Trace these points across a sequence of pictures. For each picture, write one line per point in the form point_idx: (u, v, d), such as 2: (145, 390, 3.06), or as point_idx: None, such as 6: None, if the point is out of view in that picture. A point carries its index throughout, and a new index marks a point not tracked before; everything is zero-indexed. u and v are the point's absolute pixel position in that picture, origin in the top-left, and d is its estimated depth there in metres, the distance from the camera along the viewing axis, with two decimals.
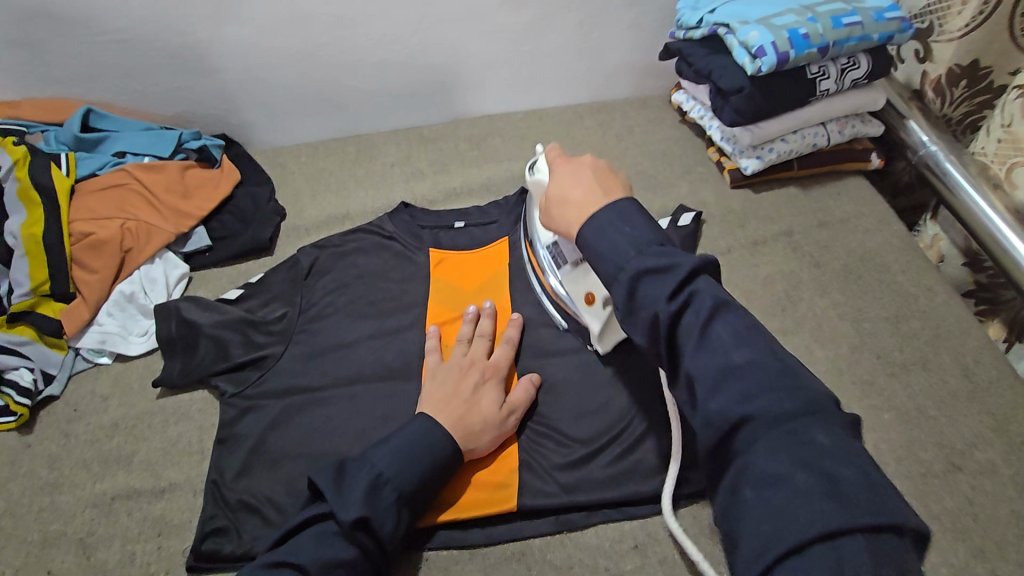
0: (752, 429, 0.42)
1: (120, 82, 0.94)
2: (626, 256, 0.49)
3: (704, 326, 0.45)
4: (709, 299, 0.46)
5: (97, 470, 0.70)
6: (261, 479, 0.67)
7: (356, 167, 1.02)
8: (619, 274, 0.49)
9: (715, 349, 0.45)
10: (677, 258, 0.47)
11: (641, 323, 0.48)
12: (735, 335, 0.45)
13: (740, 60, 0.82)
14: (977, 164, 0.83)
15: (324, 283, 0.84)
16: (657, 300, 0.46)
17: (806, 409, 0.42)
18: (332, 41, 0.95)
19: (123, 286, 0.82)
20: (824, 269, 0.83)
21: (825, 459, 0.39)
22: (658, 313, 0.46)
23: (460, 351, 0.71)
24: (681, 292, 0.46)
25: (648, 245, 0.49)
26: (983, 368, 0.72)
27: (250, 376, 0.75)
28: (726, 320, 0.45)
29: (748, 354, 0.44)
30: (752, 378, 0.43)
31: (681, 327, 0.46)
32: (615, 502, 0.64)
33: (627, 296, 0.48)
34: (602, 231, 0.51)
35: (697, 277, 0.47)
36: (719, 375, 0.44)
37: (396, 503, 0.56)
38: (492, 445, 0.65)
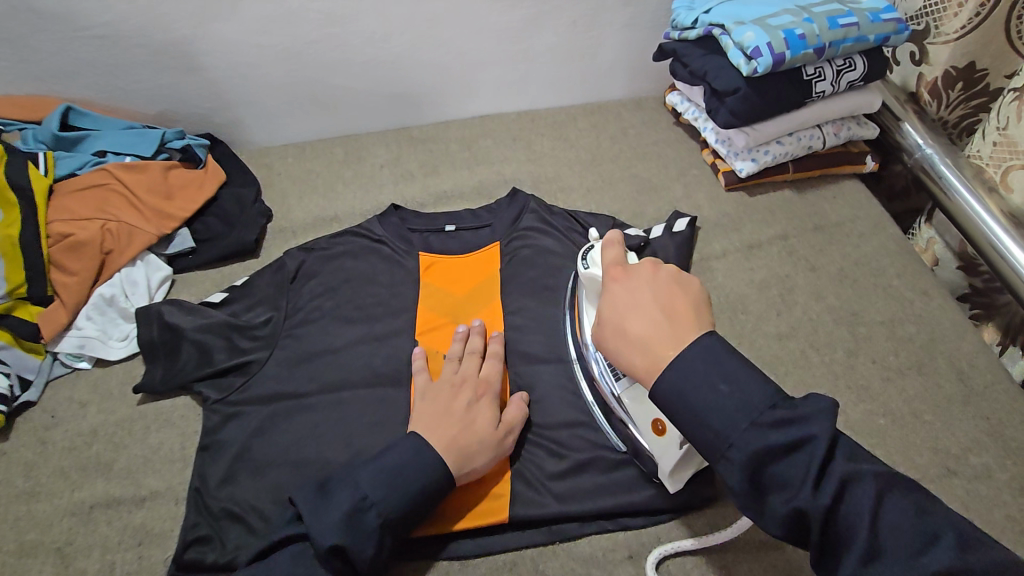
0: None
1: (103, 79, 0.92)
2: (736, 425, 0.44)
3: (870, 522, 0.41)
4: (867, 483, 0.42)
5: (75, 478, 0.68)
6: (244, 488, 0.65)
7: (345, 168, 1.00)
8: (725, 444, 0.45)
9: (898, 553, 0.40)
10: (805, 429, 0.43)
11: (772, 511, 0.44)
12: (911, 529, 0.41)
13: (735, 61, 0.81)
14: (972, 167, 0.82)
15: (311, 287, 0.82)
16: (798, 487, 0.42)
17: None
18: (321, 39, 0.93)
19: (103, 289, 0.79)
20: (819, 273, 0.82)
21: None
22: (803, 507, 0.42)
23: (451, 368, 0.68)
24: (826, 479, 0.42)
25: (761, 410, 0.44)
26: (978, 372, 0.71)
27: (234, 382, 0.73)
28: (891, 506, 0.42)
29: (947, 552, 0.39)
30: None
31: (834, 518, 0.42)
32: (609, 512, 0.63)
33: (748, 477, 0.44)
34: (689, 387, 0.47)
35: (836, 451, 0.43)
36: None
37: (380, 528, 0.55)
38: (489, 465, 0.62)
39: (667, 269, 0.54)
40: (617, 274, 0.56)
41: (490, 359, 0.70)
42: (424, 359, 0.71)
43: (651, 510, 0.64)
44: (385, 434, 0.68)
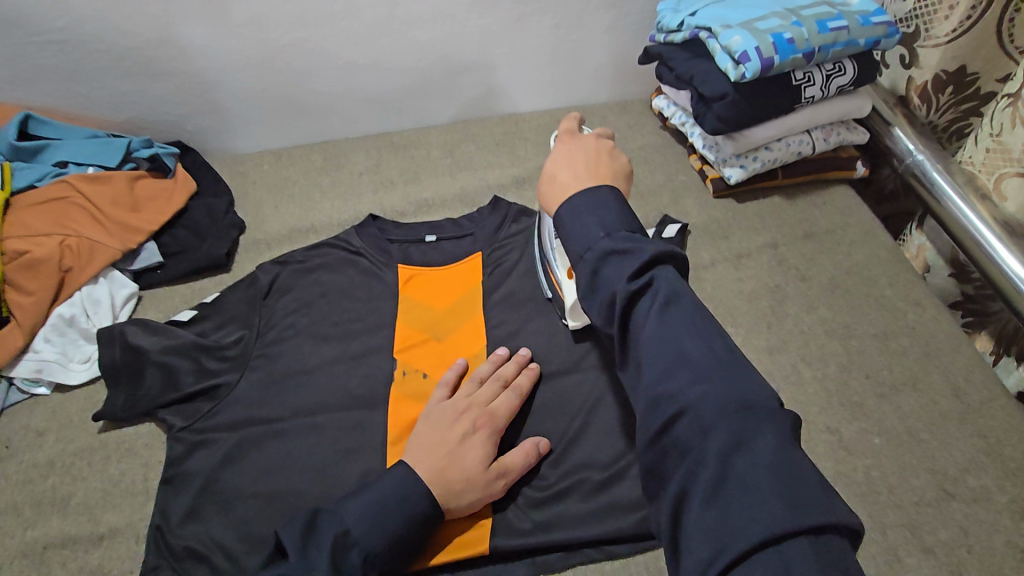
0: (693, 421, 0.39)
1: (63, 86, 0.88)
2: (593, 237, 0.47)
3: (659, 315, 0.43)
4: (668, 287, 0.43)
5: (28, 515, 0.64)
6: (210, 523, 0.62)
7: (322, 175, 0.96)
8: (585, 252, 0.47)
9: (667, 336, 0.42)
10: (643, 243, 0.45)
11: (599, 302, 0.46)
12: (688, 324, 0.42)
13: (723, 66, 0.79)
14: (964, 174, 0.80)
15: (285, 303, 0.78)
16: (618, 281, 0.44)
17: (748, 401, 0.39)
18: (294, 43, 0.89)
19: (63, 309, 0.75)
20: (811, 283, 0.79)
21: (768, 455, 0.37)
22: (616, 292, 0.44)
23: (465, 390, 0.65)
24: (643, 276, 0.44)
25: (616, 228, 0.47)
26: (974, 387, 0.69)
27: (201, 407, 0.70)
28: (681, 307, 0.43)
29: (700, 343, 0.42)
30: (700, 368, 0.40)
31: (634, 312, 0.44)
32: (594, 540, 0.60)
33: (590, 274, 0.46)
34: (578, 206, 0.49)
35: (661, 264, 0.45)
36: (666, 362, 0.41)
37: (363, 566, 0.52)
38: (473, 506, 0.59)
39: (606, 139, 0.57)
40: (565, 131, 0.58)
41: (510, 391, 0.65)
42: (455, 372, 0.68)
43: (640, 537, 0.61)
44: (360, 459, 0.65)
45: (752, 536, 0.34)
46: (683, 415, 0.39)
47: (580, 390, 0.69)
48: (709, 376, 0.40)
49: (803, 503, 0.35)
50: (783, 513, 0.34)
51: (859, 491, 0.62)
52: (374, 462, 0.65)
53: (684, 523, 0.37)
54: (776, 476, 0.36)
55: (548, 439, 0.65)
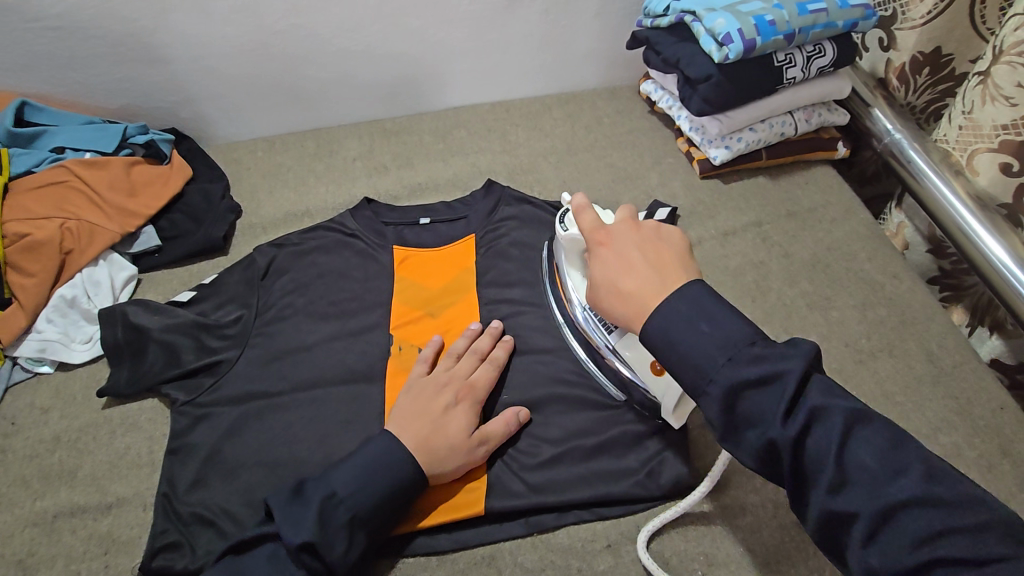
0: (934, 570, 0.39)
1: (59, 73, 0.88)
2: (715, 362, 0.46)
3: (839, 453, 0.42)
4: (836, 416, 0.43)
5: (37, 487, 0.66)
6: (215, 491, 0.64)
7: (316, 161, 0.98)
8: (706, 381, 0.46)
9: (864, 480, 0.42)
10: (774, 363, 0.45)
11: (750, 446, 0.45)
12: (880, 460, 0.42)
13: (707, 48, 0.81)
14: (939, 152, 0.83)
15: (282, 284, 0.80)
16: (769, 420, 0.44)
17: (995, 549, 0.38)
18: (288, 30, 0.90)
19: (64, 290, 0.76)
20: (793, 259, 0.82)
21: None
22: (774, 438, 0.43)
23: (443, 365, 0.68)
24: (795, 412, 0.43)
25: (736, 346, 0.46)
26: (947, 352, 0.72)
27: (203, 382, 0.71)
28: (859, 439, 0.43)
29: (913, 481, 0.41)
30: (923, 515, 0.40)
31: (808, 449, 0.43)
32: (585, 502, 0.63)
33: (725, 409, 0.45)
34: (676, 329, 0.48)
35: (808, 385, 0.44)
36: (878, 510, 0.41)
37: (350, 524, 0.55)
38: (457, 472, 0.61)
39: (644, 225, 0.58)
40: (599, 234, 0.59)
41: (487, 363, 0.69)
42: (432, 349, 0.71)
43: (629, 499, 0.63)
44: (359, 430, 0.67)
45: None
46: (923, 568, 0.39)
47: (572, 363, 0.72)
48: (941, 524, 0.39)
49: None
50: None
51: None
52: (372, 431, 0.67)
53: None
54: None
55: (526, 409, 0.68)
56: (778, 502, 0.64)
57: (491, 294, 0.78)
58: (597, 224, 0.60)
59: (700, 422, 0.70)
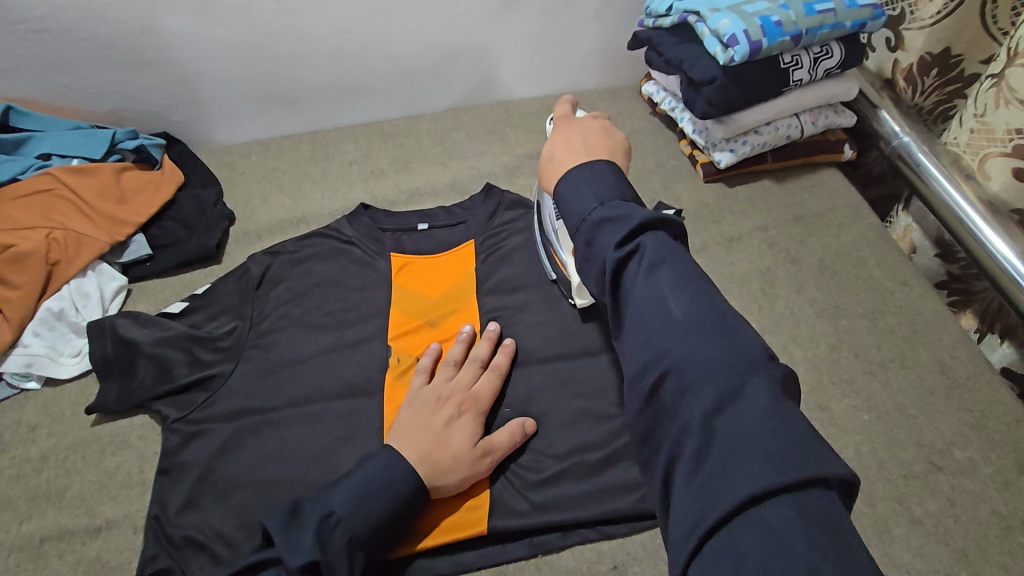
0: (674, 380, 0.38)
1: (45, 77, 0.86)
2: (588, 207, 0.47)
3: (646, 277, 0.42)
4: (653, 248, 0.43)
5: (23, 510, 0.64)
6: (208, 513, 0.62)
7: (311, 165, 0.96)
8: (579, 224, 0.47)
9: (653, 298, 0.41)
10: (637, 209, 0.45)
11: (592, 273, 0.45)
12: (676, 283, 0.41)
13: (712, 49, 0.79)
14: (949, 155, 0.81)
15: (278, 293, 0.78)
16: (606, 249, 0.44)
17: (731, 353, 0.37)
18: (280, 30, 0.88)
19: (51, 303, 0.74)
20: (800, 265, 0.80)
21: (751, 413, 0.35)
22: (606, 261, 0.44)
23: (444, 375, 0.66)
24: (631, 242, 0.43)
25: (610, 198, 0.47)
26: (960, 363, 0.71)
27: (195, 398, 0.69)
28: (670, 267, 0.42)
29: (690, 301, 0.40)
30: (690, 328, 0.39)
31: (623, 277, 0.43)
32: (591, 521, 0.61)
33: (585, 244, 0.46)
34: (571, 178, 0.50)
35: (651, 229, 0.44)
36: (652, 323, 0.40)
37: (348, 547, 0.52)
38: (460, 487, 0.59)
39: (602, 120, 0.59)
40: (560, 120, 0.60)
41: (488, 372, 0.67)
42: (431, 358, 0.69)
43: (637, 517, 0.61)
44: (357, 446, 0.65)
45: (733, 500, 0.32)
46: (665, 376, 0.38)
47: (575, 374, 0.70)
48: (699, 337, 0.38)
49: (784, 459, 0.32)
50: (763, 470, 0.32)
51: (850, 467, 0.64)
52: (370, 448, 0.65)
53: (673, 489, 0.36)
54: (759, 433, 0.34)
55: (532, 420, 0.66)
56: None
57: (491, 303, 0.76)
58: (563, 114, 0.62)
59: None
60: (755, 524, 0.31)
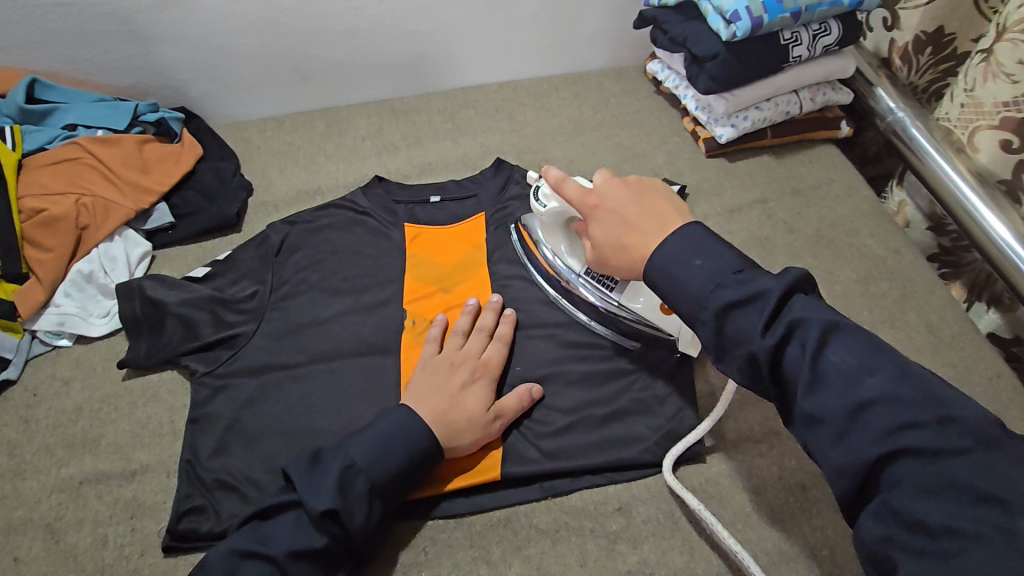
0: (898, 466, 0.41)
1: (69, 50, 0.89)
2: (705, 291, 0.50)
3: (813, 360, 0.45)
4: (814, 327, 0.46)
5: (62, 455, 0.67)
6: (237, 458, 0.65)
7: (325, 140, 0.99)
8: (702, 309, 0.50)
9: (835, 382, 0.44)
10: (761, 285, 0.48)
11: (737, 362, 0.49)
12: (852, 362, 0.44)
13: (715, 26, 0.82)
14: (941, 130, 0.85)
15: (296, 260, 0.81)
16: (752, 337, 0.47)
17: (965, 445, 0.40)
18: (297, 7, 0.91)
19: (81, 265, 0.78)
20: (797, 235, 0.84)
21: (990, 507, 0.37)
22: (755, 351, 0.47)
23: (454, 344, 0.69)
24: (778, 325, 0.47)
25: (724, 274, 0.50)
26: (947, 324, 0.75)
27: (221, 355, 0.73)
28: (836, 343, 0.45)
29: (883, 380, 0.43)
30: (893, 411, 0.42)
31: (783, 358, 0.47)
32: (598, 467, 0.65)
33: (717, 334, 0.49)
34: (669, 267, 0.53)
35: (792, 301, 0.47)
36: (846, 406, 0.43)
37: (369, 491, 0.56)
38: (472, 447, 0.63)
39: (631, 179, 0.62)
40: (589, 204, 0.62)
41: (494, 342, 0.70)
42: (439, 328, 0.71)
43: (640, 465, 0.65)
44: (377, 399, 0.68)
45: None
46: (888, 459, 0.41)
47: (583, 335, 0.74)
48: (907, 417, 0.41)
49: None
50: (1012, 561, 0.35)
51: None
52: (389, 402, 0.68)
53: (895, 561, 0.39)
54: (1000, 523, 0.37)
55: (539, 386, 0.69)
56: (783, 466, 0.66)
57: (502, 267, 0.80)
58: (582, 190, 0.63)
59: (706, 389, 0.72)
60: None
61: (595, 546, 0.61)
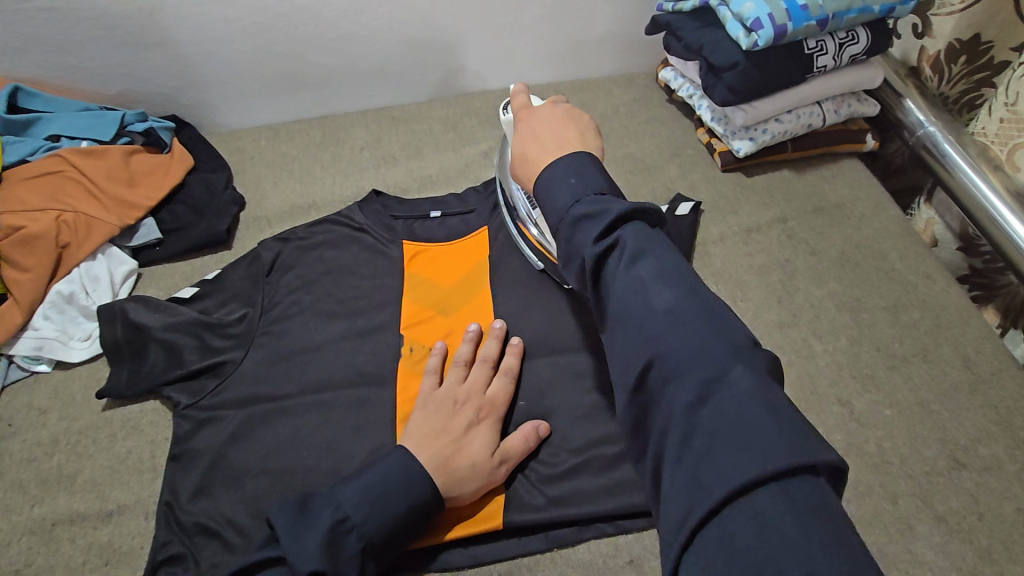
0: (660, 368, 0.37)
1: (53, 57, 0.84)
2: (564, 206, 0.45)
3: (627, 270, 0.41)
4: (635, 242, 0.42)
5: (34, 493, 0.63)
6: (220, 500, 0.61)
7: (322, 151, 0.94)
8: (560, 224, 0.45)
9: (634, 289, 0.40)
10: (611, 204, 0.44)
11: (573, 266, 0.45)
12: (657, 274, 0.40)
13: (734, 34, 0.77)
14: (976, 145, 0.79)
15: (288, 280, 0.76)
16: (585, 245, 0.43)
17: (715, 339, 0.37)
18: (292, 12, 0.86)
19: (61, 286, 0.74)
20: (821, 257, 0.79)
21: (737, 398, 0.35)
22: (584, 257, 0.43)
23: (456, 377, 0.64)
24: (610, 237, 0.42)
25: (586, 192, 0.45)
26: (985, 358, 0.69)
27: (206, 384, 0.69)
28: (654, 258, 0.41)
29: (669, 290, 0.40)
30: (669, 320, 0.38)
31: (604, 271, 0.43)
32: (608, 515, 0.60)
33: (564, 241, 0.45)
34: (547, 180, 0.48)
35: (628, 223, 0.43)
36: (637, 316, 0.40)
37: (361, 552, 0.51)
38: (475, 494, 0.58)
39: (564, 105, 0.57)
40: (521, 114, 0.57)
41: (500, 374, 0.66)
42: (439, 358, 0.67)
43: (653, 512, 0.61)
44: (371, 435, 0.64)
45: (729, 482, 0.31)
46: (651, 367, 0.38)
47: (590, 366, 0.69)
48: (672, 326, 0.38)
49: (772, 445, 0.32)
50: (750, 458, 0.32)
51: (872, 462, 0.62)
52: (384, 438, 0.64)
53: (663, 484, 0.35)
54: (749, 422, 0.33)
55: (546, 423, 0.65)
56: None
57: (505, 290, 0.75)
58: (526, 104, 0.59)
59: None
60: (744, 512, 0.31)
61: None
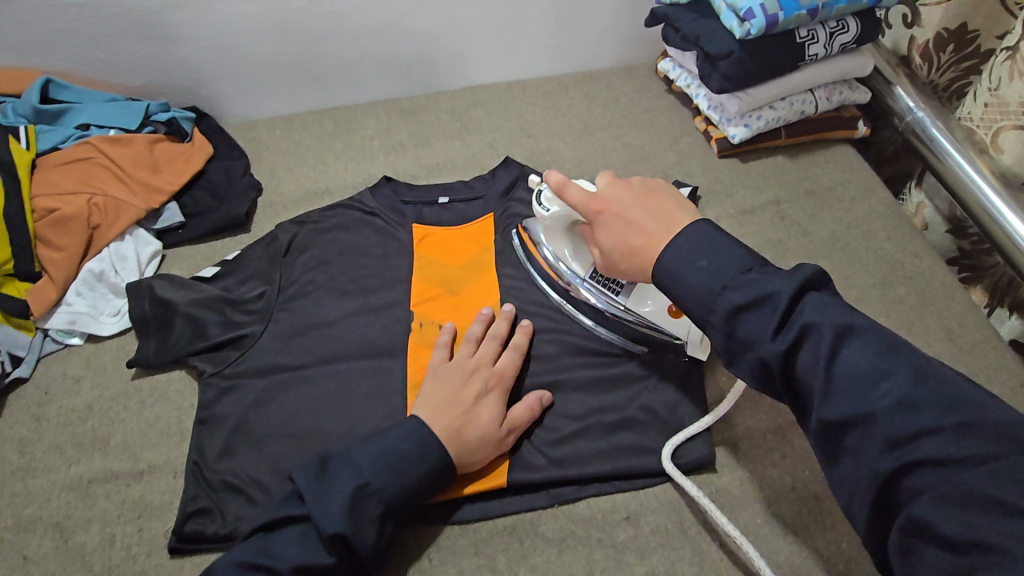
0: (918, 475, 0.40)
1: (83, 50, 0.89)
2: (711, 293, 0.50)
3: (827, 365, 0.44)
4: (827, 331, 0.45)
5: (71, 453, 0.68)
6: (244, 460, 0.65)
7: (334, 139, 0.98)
8: (708, 312, 0.50)
9: (851, 385, 0.43)
10: (770, 286, 0.47)
11: (748, 365, 0.48)
12: (870, 365, 0.43)
13: (728, 24, 0.81)
14: (963, 130, 0.82)
15: (304, 260, 0.81)
16: (760, 340, 0.47)
17: (983, 451, 0.39)
18: (306, 6, 0.91)
19: (92, 264, 0.78)
20: (812, 238, 0.82)
21: (1019, 517, 0.36)
22: (765, 357, 0.47)
23: (467, 353, 0.68)
24: (786, 329, 0.46)
25: (729, 275, 0.50)
26: (966, 331, 0.73)
27: (229, 355, 0.73)
28: (852, 345, 0.44)
29: (900, 385, 0.42)
30: (911, 419, 0.41)
31: (795, 364, 0.46)
32: (606, 475, 0.64)
33: (726, 336, 0.49)
34: (674, 266, 0.52)
35: (803, 301, 0.47)
36: (865, 415, 0.42)
37: (381, 516, 0.55)
38: (484, 462, 0.62)
39: (632, 180, 0.62)
40: (594, 207, 0.62)
41: (508, 351, 0.69)
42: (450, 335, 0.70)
43: (649, 473, 0.65)
44: (384, 403, 0.68)
45: None
46: (905, 469, 0.40)
47: (589, 340, 0.72)
48: (917, 427, 0.41)
49: None
50: None
51: None
52: (395, 406, 0.68)
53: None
54: None
55: (550, 396, 0.68)
56: (796, 476, 0.65)
57: (511, 269, 0.79)
58: (586, 194, 0.63)
59: (717, 396, 0.70)
60: None
61: (602, 556, 0.61)
